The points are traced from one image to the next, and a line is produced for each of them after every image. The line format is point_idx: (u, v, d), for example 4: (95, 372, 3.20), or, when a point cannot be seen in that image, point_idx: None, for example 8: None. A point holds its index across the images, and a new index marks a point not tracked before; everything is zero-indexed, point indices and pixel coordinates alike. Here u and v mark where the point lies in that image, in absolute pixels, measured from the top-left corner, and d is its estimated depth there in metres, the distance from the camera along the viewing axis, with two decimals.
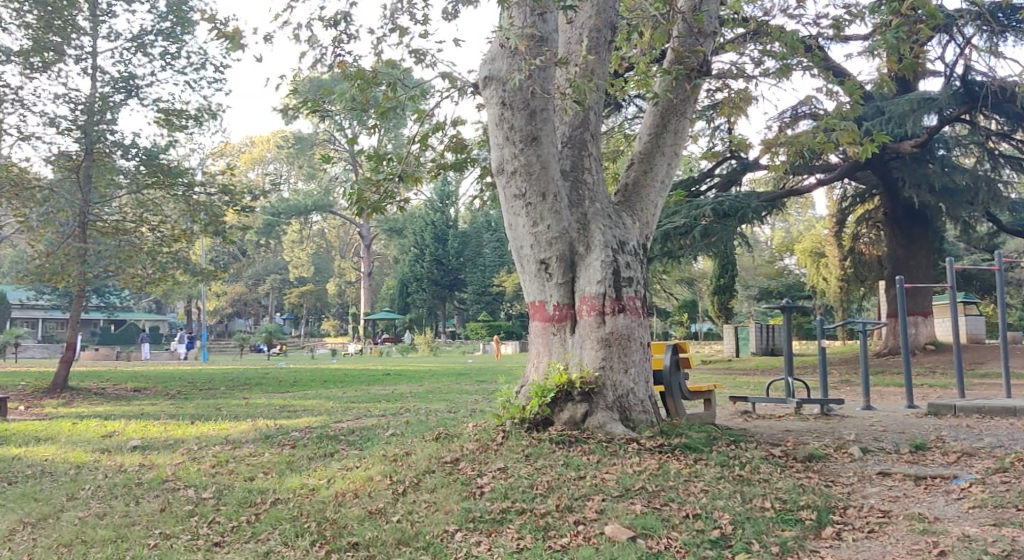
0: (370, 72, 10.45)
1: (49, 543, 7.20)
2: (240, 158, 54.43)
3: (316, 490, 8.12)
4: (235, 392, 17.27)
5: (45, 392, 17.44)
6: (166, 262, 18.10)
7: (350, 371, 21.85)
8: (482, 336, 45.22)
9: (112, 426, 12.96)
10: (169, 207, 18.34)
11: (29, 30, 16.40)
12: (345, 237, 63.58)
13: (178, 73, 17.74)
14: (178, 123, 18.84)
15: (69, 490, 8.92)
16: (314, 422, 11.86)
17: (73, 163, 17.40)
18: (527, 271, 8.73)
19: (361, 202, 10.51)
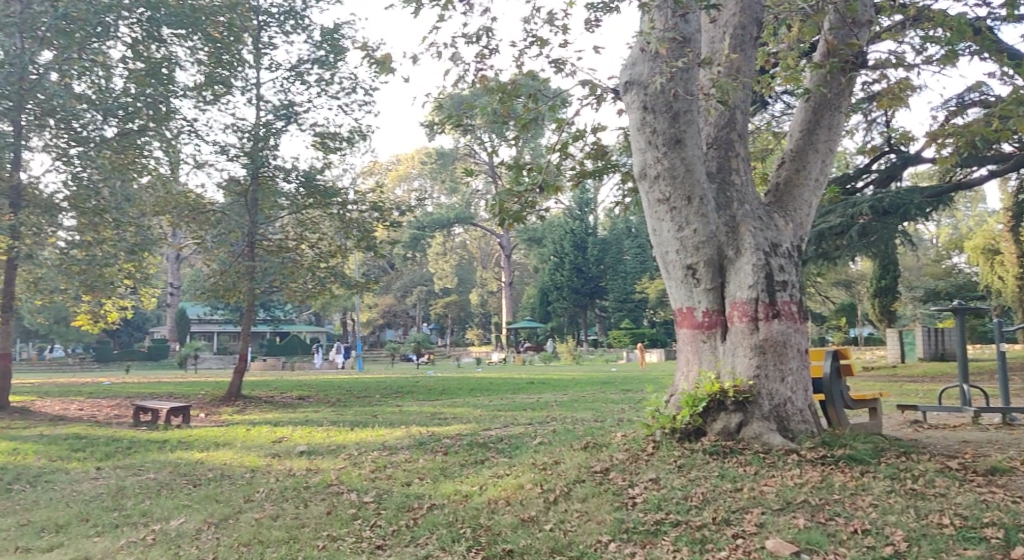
0: (511, 85, 10.66)
1: (231, 542, 7.73)
2: (387, 176, 56.60)
3: (469, 496, 8.30)
4: (389, 400, 17.94)
5: (221, 400, 18.79)
6: (324, 277, 19.08)
7: (497, 380, 22.17)
8: (626, 343, 44.83)
9: (280, 432, 13.77)
10: (326, 225, 19.36)
11: (201, 65, 17.78)
12: (487, 247, 64.74)
13: (332, 98, 18.73)
14: (332, 145, 19.85)
15: (246, 492, 9.56)
16: (464, 429, 12.13)
17: (241, 188, 18.68)
18: (673, 277, 8.57)
19: (503, 213, 10.72)
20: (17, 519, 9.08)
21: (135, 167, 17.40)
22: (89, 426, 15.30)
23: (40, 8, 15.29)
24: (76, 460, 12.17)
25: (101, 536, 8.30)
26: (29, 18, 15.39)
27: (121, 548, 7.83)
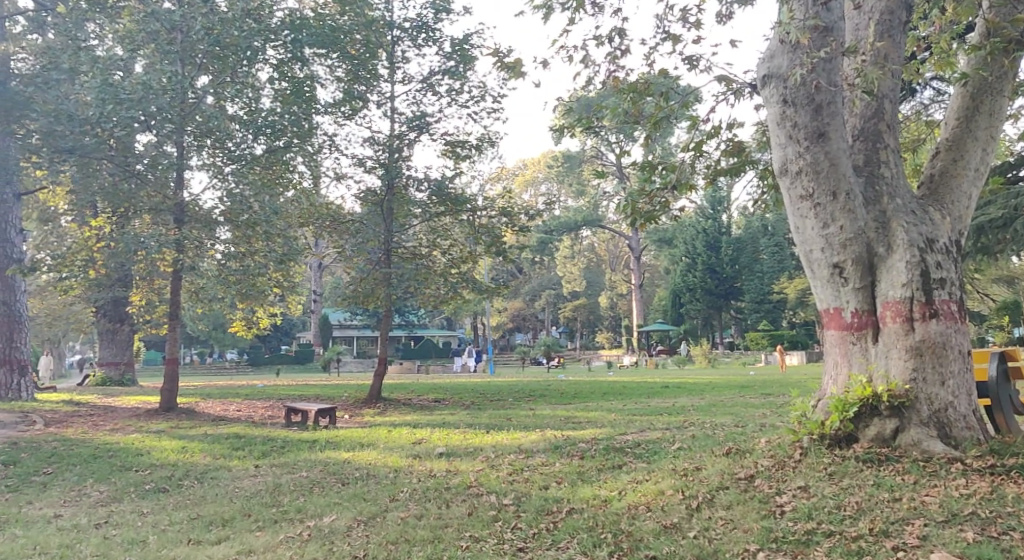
0: (643, 84, 10.54)
1: (379, 540, 8.02)
2: (515, 181, 57.20)
3: (608, 501, 8.25)
4: (522, 403, 18.10)
5: (363, 402, 19.52)
6: (456, 282, 19.50)
7: (630, 384, 21.91)
8: (763, 346, 43.42)
9: (419, 433, 14.15)
10: (458, 231, 19.77)
11: (340, 82, 18.54)
12: (615, 250, 64.37)
13: (462, 107, 19.09)
14: (462, 153, 20.25)
15: (391, 491, 9.88)
16: (599, 433, 12.09)
17: (378, 198, 19.25)
18: (818, 276, 8.21)
19: (635, 213, 10.61)
20: (189, 512, 9.76)
21: (280, 181, 18.35)
22: (246, 426, 16.25)
23: (197, 37, 16.54)
24: (237, 458, 12.96)
25: (263, 531, 8.81)
26: (186, 46, 16.73)
27: (280, 543, 8.26)
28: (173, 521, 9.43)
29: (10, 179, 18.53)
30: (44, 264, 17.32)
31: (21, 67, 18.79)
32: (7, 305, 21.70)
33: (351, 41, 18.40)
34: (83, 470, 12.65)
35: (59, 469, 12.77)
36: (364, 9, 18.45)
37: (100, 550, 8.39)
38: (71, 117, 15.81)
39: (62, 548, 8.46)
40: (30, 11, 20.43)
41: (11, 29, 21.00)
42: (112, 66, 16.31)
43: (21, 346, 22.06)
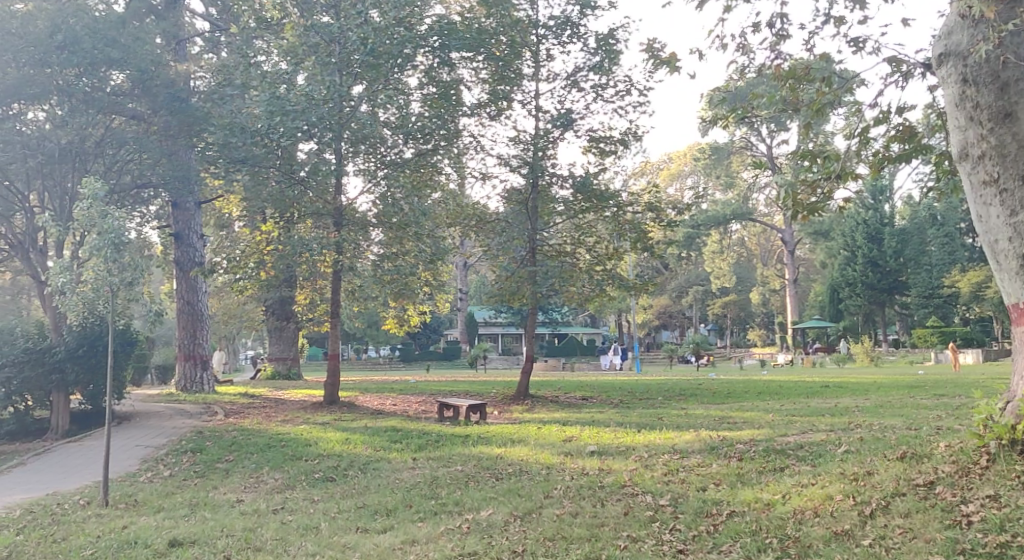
0: (802, 69, 10.03)
1: (536, 536, 8.09)
2: (660, 175, 56.44)
3: (771, 506, 7.95)
4: (672, 402, 17.76)
5: (512, 398, 19.79)
6: (602, 280, 19.44)
7: (787, 383, 21.01)
8: (932, 344, 40.64)
9: (569, 431, 14.21)
10: (603, 228, 19.68)
11: (486, 84, 18.82)
12: (767, 243, 62.17)
13: (608, 102, 18.95)
14: (607, 148, 20.12)
15: (545, 488, 9.94)
16: (757, 434, 11.69)
17: (522, 197, 19.38)
18: (1006, 270, 7.50)
19: (796, 204, 10.02)
20: (355, 501, 10.23)
21: (428, 183, 18.92)
22: (403, 420, 16.87)
23: (353, 47, 17.16)
24: (396, 450, 13.47)
25: (424, 522, 9.10)
26: (343, 57, 17.41)
27: (441, 535, 8.48)
28: (341, 509, 9.91)
29: (191, 189, 20.07)
30: (220, 266, 18.62)
31: (200, 85, 20.48)
32: (191, 305, 23.50)
33: (496, 42, 18.62)
34: (259, 458, 13.54)
35: (238, 457, 13.73)
36: (509, 9, 18.66)
37: (278, 534, 8.93)
38: (244, 130, 17.21)
39: (245, 532, 9.06)
40: (206, 33, 22.13)
41: (190, 49, 22.71)
42: (279, 79, 17.29)
43: (203, 343, 23.90)
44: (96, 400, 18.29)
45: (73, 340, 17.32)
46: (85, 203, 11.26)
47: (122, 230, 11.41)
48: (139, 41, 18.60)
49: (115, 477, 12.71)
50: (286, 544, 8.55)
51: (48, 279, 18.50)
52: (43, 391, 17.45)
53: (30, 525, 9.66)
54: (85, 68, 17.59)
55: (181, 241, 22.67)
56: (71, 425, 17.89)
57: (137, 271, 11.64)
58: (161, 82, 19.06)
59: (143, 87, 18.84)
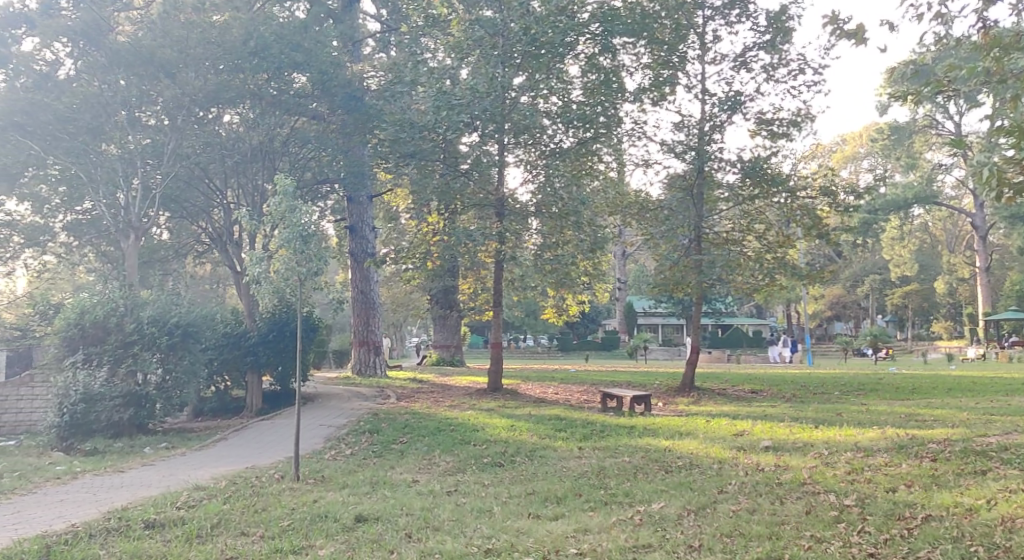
0: (1009, 37, 9.09)
1: (713, 531, 7.89)
2: (832, 158, 53.61)
3: (975, 511, 7.44)
4: (850, 397, 16.83)
5: (677, 390, 19.44)
6: (772, 268, 18.65)
7: (981, 379, 19.33)
8: None
9: (740, 425, 13.74)
10: (773, 214, 18.91)
11: (649, 69, 18.49)
12: (953, 229, 57.84)
13: (779, 82, 18.16)
14: (777, 131, 19.28)
15: (718, 483, 9.65)
16: (952, 434, 10.86)
17: (687, 183, 18.80)
18: None
19: (1002, 185, 8.99)
20: (526, 487, 10.36)
21: (587, 170, 18.92)
22: (566, 409, 16.94)
23: (516, 38, 17.29)
24: (561, 439, 13.53)
25: (596, 511, 9.09)
26: (506, 49, 17.52)
27: (613, 525, 8.44)
28: (512, 495, 10.06)
29: (364, 183, 21.11)
30: (391, 257, 19.32)
31: (373, 84, 21.19)
32: (364, 294, 24.69)
33: (659, 27, 18.33)
34: (431, 441, 14.00)
35: (412, 439, 14.26)
36: None
37: (455, 516, 9.18)
38: (412, 125, 17.79)
39: (423, 511, 9.39)
40: (378, 33, 23.04)
41: (364, 50, 23.74)
42: (445, 75, 17.86)
43: (375, 330, 25.07)
44: (284, 381, 19.59)
45: (263, 325, 18.60)
46: (277, 199, 12.03)
47: (308, 224, 12.05)
48: (319, 45, 19.61)
49: (303, 454, 13.55)
50: (462, 526, 8.77)
51: (242, 269, 19.95)
52: (239, 372, 18.87)
53: (234, 495, 10.46)
54: (273, 73, 18.92)
55: (355, 234, 23.72)
56: (263, 405, 19.20)
57: (321, 261, 12.30)
58: (340, 83, 19.82)
59: (323, 88, 19.67)
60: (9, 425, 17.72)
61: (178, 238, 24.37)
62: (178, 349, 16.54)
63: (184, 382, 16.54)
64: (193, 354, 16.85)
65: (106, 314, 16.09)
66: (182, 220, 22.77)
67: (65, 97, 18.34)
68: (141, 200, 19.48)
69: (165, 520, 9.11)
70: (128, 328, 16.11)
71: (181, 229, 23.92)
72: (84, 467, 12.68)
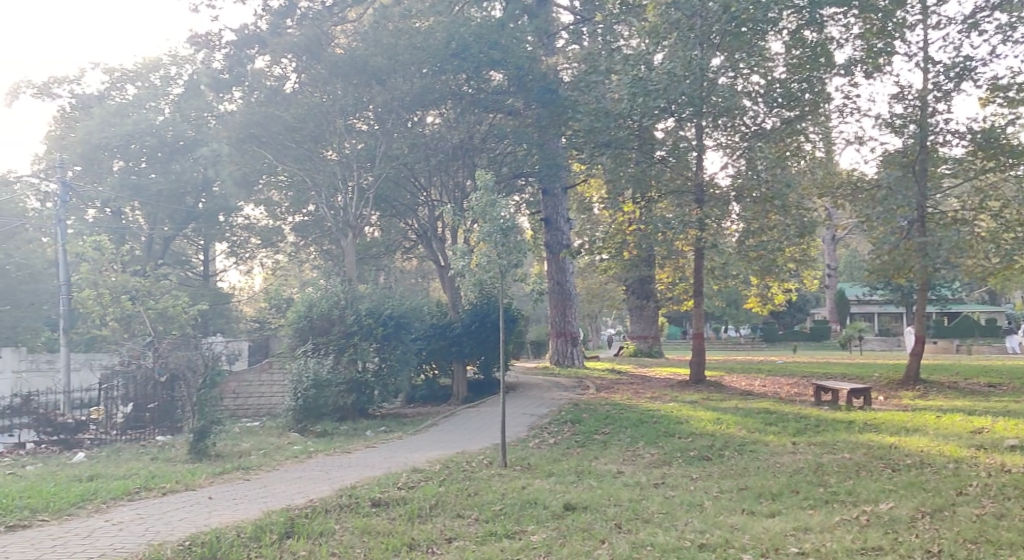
0: None
1: (954, 536, 7.26)
2: None
3: None
4: None
5: (899, 383, 18.05)
6: (1012, 249, 16.75)
7: None
8: None
9: (978, 422, 12.53)
10: (1012, 189, 17.00)
11: (863, 40, 17.28)
12: None
13: (1018, 43, 16.34)
14: (1016, 97, 17.36)
15: (956, 484, 8.86)
16: None
17: (908, 160, 17.32)
18: None
19: None
20: (737, 482, 10.02)
21: (793, 151, 17.87)
22: (776, 402, 16.20)
23: (714, 17, 16.67)
24: (772, 434, 12.96)
25: (815, 510, 8.62)
26: (704, 30, 16.87)
27: (837, 525, 7.97)
28: (723, 490, 9.76)
29: (560, 175, 21.07)
30: (588, 247, 19.33)
31: (568, 76, 21.23)
32: (562, 285, 24.97)
33: None
34: (634, 432, 13.89)
35: (614, 430, 14.23)
36: None
37: (664, 508, 9.05)
38: (607, 114, 17.68)
39: (632, 502, 9.33)
40: (571, 25, 23.09)
41: (557, 43, 23.84)
42: (640, 61, 17.43)
43: (572, 321, 25.28)
44: (487, 370, 20.26)
45: (467, 316, 19.32)
46: (478, 194, 12.41)
47: (507, 217, 12.35)
48: (515, 42, 19.82)
49: (509, 441, 13.92)
50: (673, 519, 8.63)
51: (446, 263, 20.84)
52: (446, 361, 19.71)
53: (449, 478, 10.91)
54: (472, 72, 19.52)
55: (551, 226, 24.02)
56: (468, 392, 20.04)
57: (522, 253, 12.50)
58: (535, 77, 20.03)
59: (519, 84, 20.02)
60: (253, 408, 19.57)
61: (389, 235, 25.83)
62: (391, 339, 17.54)
63: (397, 369, 17.54)
64: (405, 344, 17.79)
65: (329, 308, 17.36)
66: (392, 219, 24.14)
67: (292, 109, 19.97)
68: (357, 201, 20.85)
69: (389, 499, 9.66)
70: (349, 320, 17.30)
71: (391, 227, 25.35)
72: (316, 448, 13.73)
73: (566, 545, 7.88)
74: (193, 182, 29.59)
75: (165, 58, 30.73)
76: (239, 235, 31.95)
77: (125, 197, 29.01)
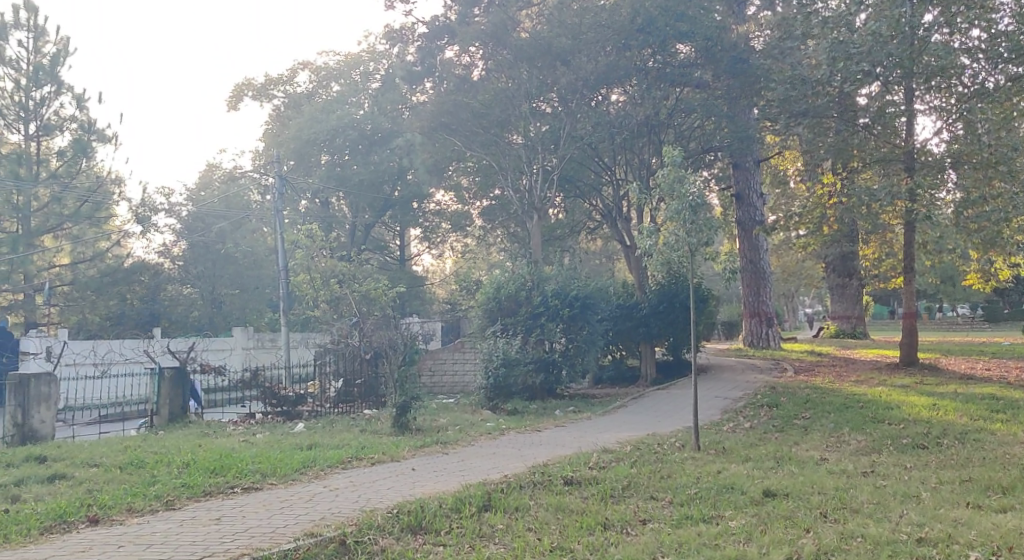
0: None
1: None
2: None
3: None
4: None
5: None
6: None
7: None
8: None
9: None
10: None
11: None
12: None
13: None
14: None
15: None
16: None
17: None
18: None
19: None
20: (959, 473, 9.23)
21: None
22: (1002, 388, 14.75)
23: None
24: (999, 422, 11.81)
25: None
26: None
27: None
28: (942, 481, 9.03)
29: (751, 146, 20.49)
30: (784, 223, 18.44)
31: (760, 44, 20.28)
32: (754, 263, 24.09)
33: None
34: (838, 417, 13.15)
35: (816, 415, 13.52)
36: None
37: (876, 499, 8.50)
38: (805, 81, 16.81)
39: (838, 491, 8.84)
40: None
41: (749, 10, 22.81)
42: (841, 22, 16.11)
43: (766, 300, 24.35)
44: (678, 351, 19.90)
45: (655, 297, 19.04)
46: (665, 170, 12.10)
47: (697, 193, 11.96)
48: (703, 11, 19.05)
49: (702, 424, 13.61)
50: (886, 511, 8.08)
51: (633, 243, 20.65)
52: (634, 343, 19.57)
53: (640, 460, 10.82)
54: (658, 46, 19.06)
55: (743, 202, 23.19)
56: (658, 374, 19.78)
57: (714, 231, 12.11)
58: (725, 47, 19.26)
59: (708, 55, 19.33)
60: (448, 385, 20.36)
61: (574, 216, 25.96)
62: (578, 320, 17.63)
63: (585, 350, 17.65)
64: (591, 325, 17.82)
65: (517, 289, 17.71)
66: (578, 200, 24.25)
67: (479, 96, 20.56)
68: (543, 183, 21.13)
69: (582, 478, 9.73)
70: (536, 301, 17.56)
71: (577, 208, 25.48)
72: (508, 425, 14.08)
73: (768, 533, 7.57)
74: (390, 171, 31.17)
75: (365, 54, 32.49)
76: (432, 220, 33.40)
77: (332, 188, 31.04)
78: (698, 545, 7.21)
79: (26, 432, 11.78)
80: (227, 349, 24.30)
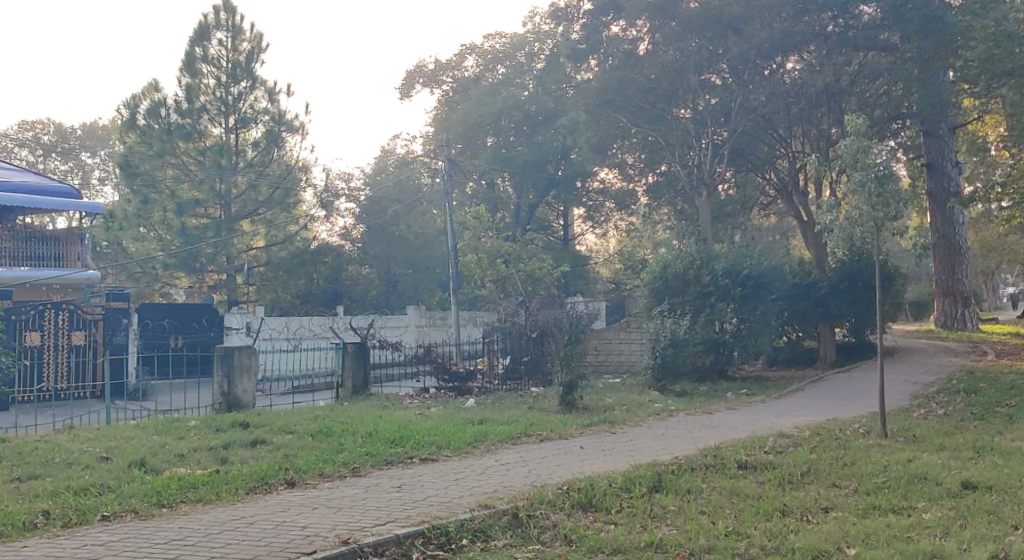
0: None
1: None
2: None
3: None
4: None
5: None
6: None
7: None
8: None
9: None
10: None
11: None
12: None
13: None
14: None
15: None
16: None
17: None
18: None
19: None
20: None
21: None
22: None
23: None
24: None
25: None
26: None
27: None
28: None
29: (946, 111, 18.85)
30: (984, 194, 16.84)
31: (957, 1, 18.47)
32: (947, 239, 22.41)
33: None
34: None
35: (1022, 403, 12.33)
36: None
37: None
38: (1010, 37, 15.30)
39: None
40: None
41: None
42: None
43: (961, 278, 22.61)
44: (860, 332, 18.80)
45: (834, 275, 18.05)
46: (848, 140, 11.36)
47: (884, 164, 11.13)
48: None
49: (888, 410, 12.77)
50: None
51: (810, 219, 19.61)
52: (811, 324, 18.64)
53: (820, 446, 10.31)
54: (839, 8, 17.90)
55: (934, 172, 21.48)
56: (838, 356, 18.81)
57: (903, 204, 11.23)
58: (916, 5, 17.51)
59: (896, 14, 17.65)
60: (614, 364, 20.28)
61: (744, 192, 25.12)
62: (751, 299, 17.04)
63: (758, 329, 17.06)
64: (765, 304, 17.17)
65: (685, 267, 17.35)
66: (749, 175, 23.39)
67: (647, 70, 20.33)
68: (712, 158, 20.53)
69: (757, 463, 9.40)
70: (705, 279, 17.15)
71: (748, 182, 24.63)
72: (677, 406, 13.84)
73: (968, 528, 6.99)
74: (554, 152, 31.23)
75: (530, 35, 32.47)
76: (597, 199, 33.25)
77: (497, 170, 31.53)
78: (889, 537, 6.77)
79: (232, 400, 12.80)
80: (402, 326, 25.43)
